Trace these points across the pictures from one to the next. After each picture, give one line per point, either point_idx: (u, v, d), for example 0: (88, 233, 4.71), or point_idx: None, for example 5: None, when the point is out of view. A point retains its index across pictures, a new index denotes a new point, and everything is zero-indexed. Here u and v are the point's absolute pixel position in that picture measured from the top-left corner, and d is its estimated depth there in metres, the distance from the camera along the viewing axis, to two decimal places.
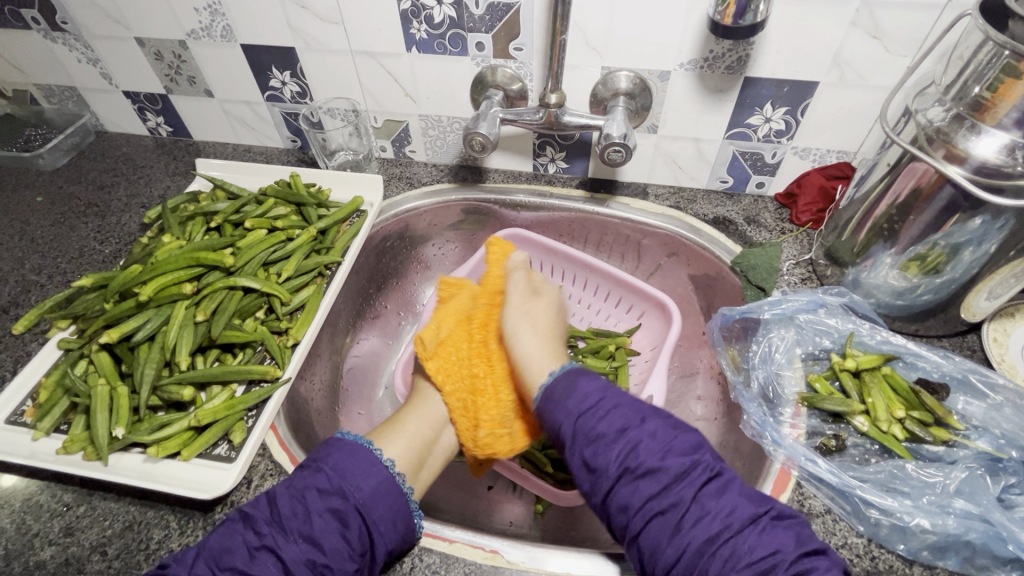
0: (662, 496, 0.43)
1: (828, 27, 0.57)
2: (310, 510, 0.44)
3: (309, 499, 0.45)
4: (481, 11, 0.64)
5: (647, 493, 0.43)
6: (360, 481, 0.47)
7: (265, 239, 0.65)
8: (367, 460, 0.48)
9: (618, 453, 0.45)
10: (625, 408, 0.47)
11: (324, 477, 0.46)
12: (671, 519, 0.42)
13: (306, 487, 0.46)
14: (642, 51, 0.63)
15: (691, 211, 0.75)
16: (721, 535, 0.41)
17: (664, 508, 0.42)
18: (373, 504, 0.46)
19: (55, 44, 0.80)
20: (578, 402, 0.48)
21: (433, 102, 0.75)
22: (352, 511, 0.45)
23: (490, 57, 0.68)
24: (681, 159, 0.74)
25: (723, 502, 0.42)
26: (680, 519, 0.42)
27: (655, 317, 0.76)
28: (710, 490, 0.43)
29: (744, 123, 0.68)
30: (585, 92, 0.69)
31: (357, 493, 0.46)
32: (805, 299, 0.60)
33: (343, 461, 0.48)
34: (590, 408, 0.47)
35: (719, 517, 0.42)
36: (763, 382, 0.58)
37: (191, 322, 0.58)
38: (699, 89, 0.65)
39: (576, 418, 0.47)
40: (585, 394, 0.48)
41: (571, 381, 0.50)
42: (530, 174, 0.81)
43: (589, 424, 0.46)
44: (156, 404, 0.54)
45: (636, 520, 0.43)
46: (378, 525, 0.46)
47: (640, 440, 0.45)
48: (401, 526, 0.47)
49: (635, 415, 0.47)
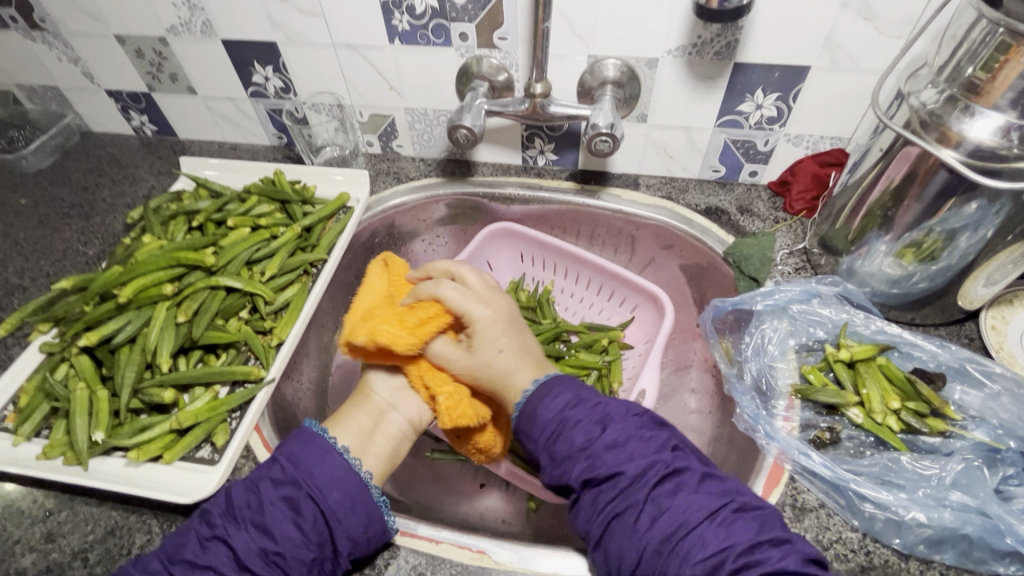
0: (620, 500, 0.43)
1: (818, 9, 0.56)
2: (262, 498, 0.44)
3: (262, 489, 0.45)
4: (463, 0, 0.62)
5: (607, 497, 0.43)
6: (313, 469, 0.46)
7: (249, 238, 0.64)
8: (321, 447, 0.47)
9: (578, 468, 0.45)
10: (587, 419, 0.46)
11: (280, 466, 0.46)
12: (628, 521, 0.42)
13: (261, 478, 0.45)
14: (628, 38, 0.62)
15: (683, 201, 0.74)
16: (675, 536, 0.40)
17: (619, 511, 0.42)
18: (330, 491, 0.45)
19: (34, 43, 0.79)
20: (544, 423, 0.47)
21: (419, 95, 0.73)
22: (305, 499, 0.44)
23: (474, 48, 0.67)
24: (673, 149, 0.73)
25: (680, 500, 0.42)
26: (636, 519, 0.42)
27: (648, 310, 0.75)
28: (664, 489, 0.42)
29: (735, 110, 0.66)
30: (573, 82, 0.68)
31: (313, 480, 0.45)
32: (798, 289, 0.59)
33: (298, 451, 0.47)
34: (558, 420, 0.47)
35: (675, 515, 0.41)
36: (756, 375, 0.57)
37: (173, 323, 0.56)
38: (687, 76, 0.64)
39: (542, 436, 0.47)
40: (548, 414, 0.47)
41: (546, 390, 0.49)
42: (520, 166, 0.80)
43: (551, 440, 0.46)
44: (138, 407, 0.53)
45: (596, 522, 0.43)
46: (334, 513, 0.44)
47: (600, 450, 0.45)
48: (363, 511, 0.45)
49: (597, 424, 0.46)
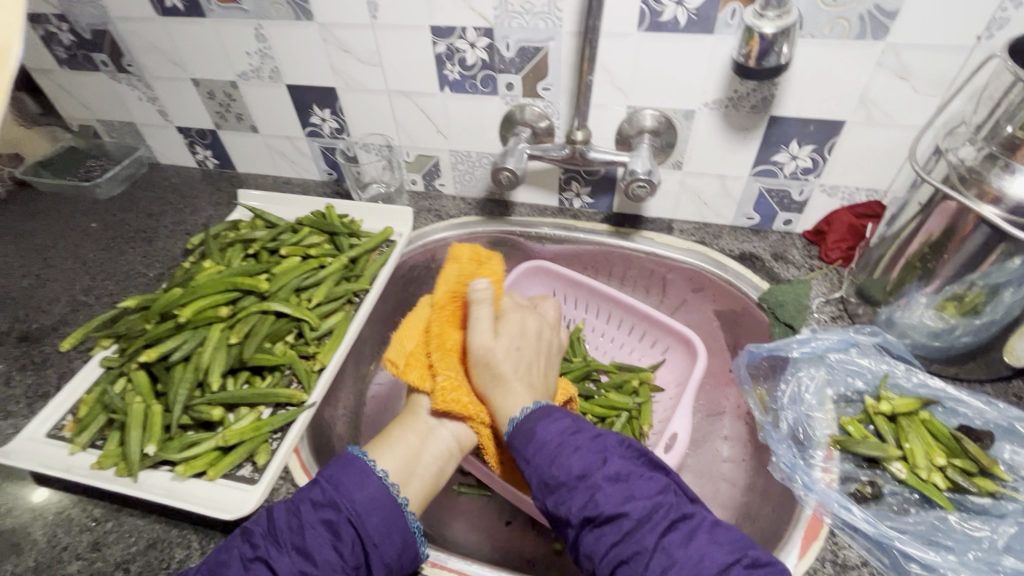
0: (624, 544, 0.43)
1: (853, 68, 0.58)
2: (302, 522, 0.45)
3: (303, 513, 0.45)
4: (512, 54, 0.67)
5: (609, 540, 0.44)
6: (353, 493, 0.47)
7: (298, 266, 0.67)
8: (360, 471, 0.48)
9: (572, 498, 0.45)
10: (584, 449, 0.47)
11: (322, 487, 0.47)
12: (636, 567, 0.42)
13: (300, 501, 0.46)
14: (666, 92, 0.65)
15: (716, 246, 0.75)
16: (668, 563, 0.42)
17: (626, 557, 0.43)
18: (368, 515, 0.46)
19: (119, 84, 0.87)
20: (539, 451, 0.48)
21: (464, 138, 0.78)
22: (344, 523, 0.45)
23: (519, 97, 0.71)
24: (707, 196, 0.75)
25: (692, 549, 0.42)
26: (645, 567, 0.42)
27: (680, 353, 0.75)
28: (672, 537, 0.43)
29: (770, 160, 0.68)
30: (611, 130, 0.71)
31: (354, 502, 0.46)
32: (835, 338, 0.59)
33: (338, 473, 0.48)
34: (552, 449, 0.48)
35: (686, 565, 0.42)
36: (792, 423, 0.56)
37: (224, 344, 0.59)
38: (722, 127, 0.67)
39: (537, 465, 0.48)
40: (546, 440, 0.48)
41: (535, 418, 0.50)
42: (556, 208, 0.83)
43: (543, 472, 0.47)
44: (186, 423, 0.55)
45: (603, 565, 0.44)
46: (371, 538, 0.46)
47: (599, 486, 0.45)
48: (397, 533, 0.47)
49: (594, 456, 0.47)
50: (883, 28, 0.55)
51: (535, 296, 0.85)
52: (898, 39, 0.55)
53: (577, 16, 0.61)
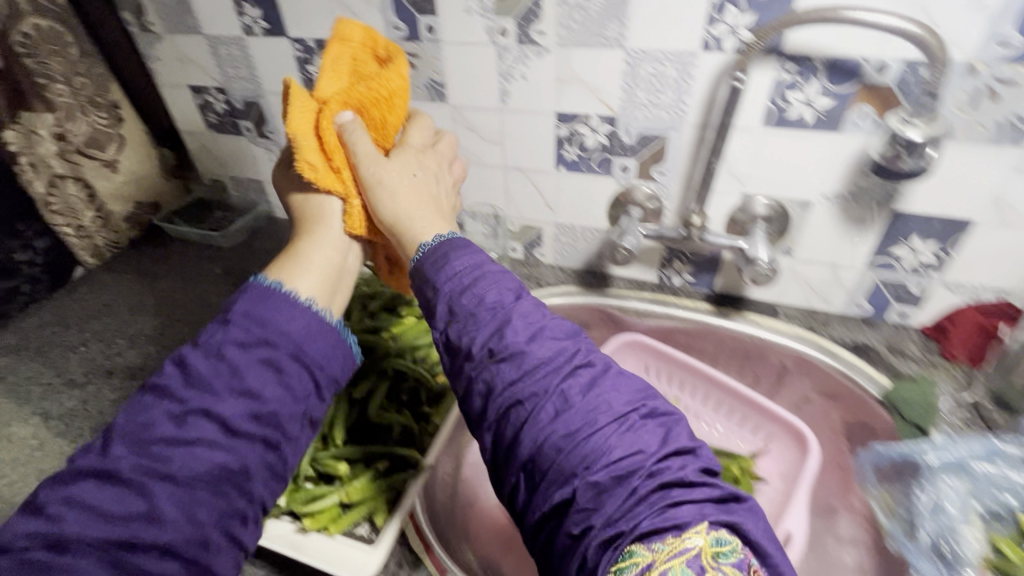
0: (523, 384, 0.41)
1: (987, 172, 0.58)
2: (238, 363, 0.45)
3: (233, 357, 0.45)
4: (631, 140, 0.71)
5: (550, 413, 0.39)
6: (283, 325, 0.47)
7: (415, 326, 0.69)
8: (283, 300, 0.49)
9: (509, 372, 0.42)
10: (532, 319, 0.44)
11: (240, 321, 0.46)
12: (551, 405, 0.39)
13: (223, 341, 0.45)
14: (785, 183, 0.67)
15: (826, 333, 0.74)
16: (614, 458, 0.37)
17: (559, 409, 0.39)
18: (308, 345, 0.48)
19: (256, 147, 0.97)
20: (452, 278, 0.46)
21: (571, 213, 0.81)
22: (283, 358, 0.46)
23: (632, 179, 0.74)
24: (816, 282, 0.74)
25: (589, 399, 0.39)
26: (566, 436, 0.38)
27: (786, 444, 0.72)
28: (665, 469, 0.37)
29: (889, 253, 0.68)
30: (723, 215, 0.73)
31: (294, 333, 0.47)
32: (977, 444, 0.56)
33: (259, 308, 0.47)
34: (466, 296, 0.45)
35: (621, 452, 0.37)
36: (934, 536, 0.53)
37: (349, 399, 0.61)
38: (840, 219, 0.67)
39: (457, 289, 0.46)
40: (462, 266, 0.47)
41: (443, 254, 0.48)
42: (655, 283, 0.84)
43: (480, 317, 0.44)
44: (309, 475, 0.57)
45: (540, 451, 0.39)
46: (315, 362, 0.48)
47: (544, 334, 0.43)
48: (311, 373, 0.48)
49: (565, 336, 0.43)
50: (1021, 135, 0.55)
51: (627, 367, 0.83)
52: None
53: (702, 110, 0.65)
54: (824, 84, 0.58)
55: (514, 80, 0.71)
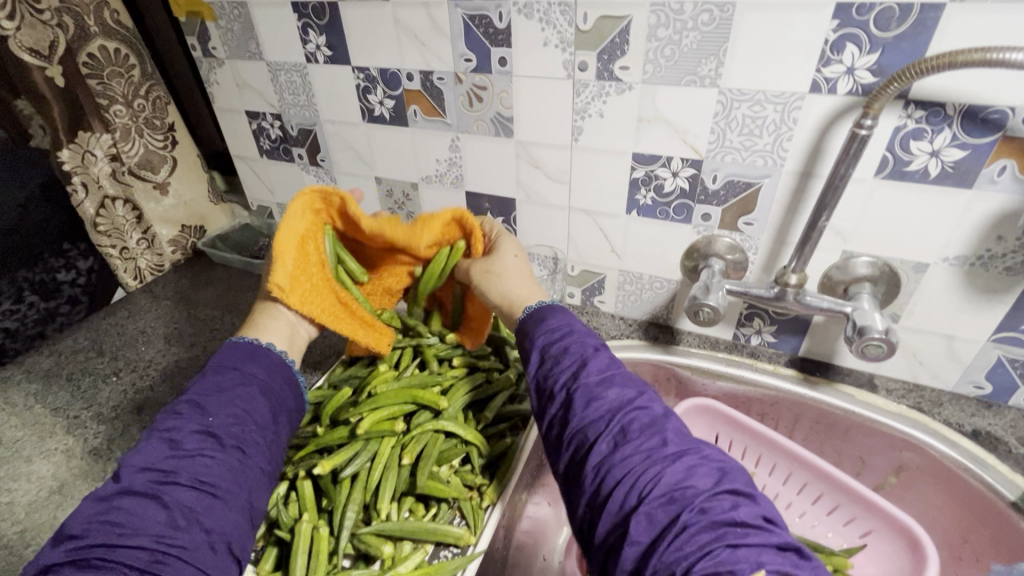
0: (612, 428, 0.41)
1: None
2: (208, 402, 0.45)
3: (204, 398, 0.45)
4: (717, 186, 0.64)
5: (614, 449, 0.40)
6: (247, 366, 0.49)
7: (469, 380, 0.62)
8: (249, 350, 0.50)
9: (581, 406, 0.43)
10: (606, 371, 0.45)
11: (204, 375, 0.48)
12: (620, 443, 0.40)
13: (193, 391, 0.46)
14: (898, 242, 0.59)
15: (937, 416, 0.64)
16: (664, 493, 0.37)
17: (624, 441, 0.40)
18: (271, 381, 0.50)
19: (307, 175, 0.94)
20: (547, 332, 0.49)
21: (640, 260, 0.75)
22: (251, 391, 0.48)
23: (714, 228, 0.67)
24: (924, 355, 0.65)
25: (657, 442, 0.40)
26: (631, 476, 0.38)
27: (891, 544, 0.62)
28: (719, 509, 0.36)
29: (1020, 328, 0.58)
30: (817, 273, 0.65)
31: (251, 373, 0.48)
32: None
33: (226, 359, 0.49)
34: (546, 348, 0.48)
35: (675, 492, 0.37)
36: None
37: (396, 464, 0.54)
38: (962, 286, 0.58)
39: (546, 341, 0.49)
40: (555, 324, 0.50)
41: (541, 312, 0.51)
42: (729, 342, 0.76)
43: (558, 364, 0.46)
44: (348, 553, 0.50)
45: (604, 486, 0.40)
46: (275, 395, 0.49)
47: (616, 381, 0.44)
48: (272, 405, 0.48)
49: (643, 391, 0.44)
50: None
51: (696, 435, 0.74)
52: None
53: (804, 157, 0.58)
54: (957, 132, 0.51)
55: (589, 117, 0.66)
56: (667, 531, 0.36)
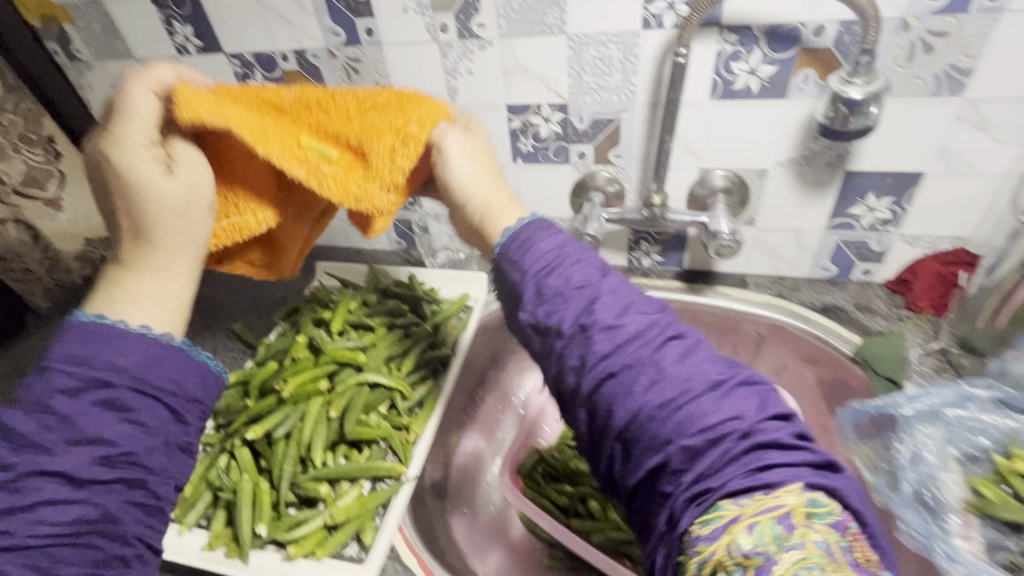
0: (609, 359, 0.36)
1: (931, 123, 0.59)
2: (64, 412, 0.37)
3: (57, 406, 0.37)
4: (585, 125, 0.70)
5: (636, 380, 0.35)
6: (113, 358, 0.39)
7: (387, 336, 0.68)
8: (109, 334, 0.40)
9: (600, 344, 0.37)
10: (574, 303, 0.39)
11: (47, 373, 0.38)
12: (625, 379, 0.35)
13: (43, 393, 0.37)
14: (740, 154, 0.67)
15: (795, 299, 0.74)
16: (672, 404, 0.34)
17: (620, 370, 0.36)
18: (150, 373, 0.40)
19: None
20: (537, 257, 0.42)
21: (534, 204, 0.81)
22: (124, 392, 0.39)
23: (590, 164, 0.74)
24: (781, 250, 0.75)
25: (688, 366, 0.36)
26: (671, 410, 0.34)
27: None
28: (769, 428, 0.33)
29: (846, 213, 0.69)
30: (683, 192, 0.73)
31: (119, 367, 0.39)
32: (948, 392, 0.55)
33: (79, 347, 0.39)
34: (531, 275, 0.41)
35: (729, 415, 0.34)
36: (916, 486, 0.53)
37: (324, 418, 0.59)
38: (797, 183, 0.68)
39: (535, 272, 0.41)
40: (546, 248, 0.42)
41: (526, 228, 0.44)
42: (624, 267, 0.84)
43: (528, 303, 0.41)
44: (291, 501, 0.55)
45: (629, 422, 0.35)
46: (157, 387, 0.40)
47: (598, 297, 0.39)
48: (154, 405, 0.40)
49: (622, 303, 0.38)
50: (959, 84, 0.56)
51: None
52: (975, 95, 0.57)
53: (650, 88, 0.65)
54: (766, 52, 0.59)
55: (460, 76, 0.70)
56: (682, 438, 0.33)
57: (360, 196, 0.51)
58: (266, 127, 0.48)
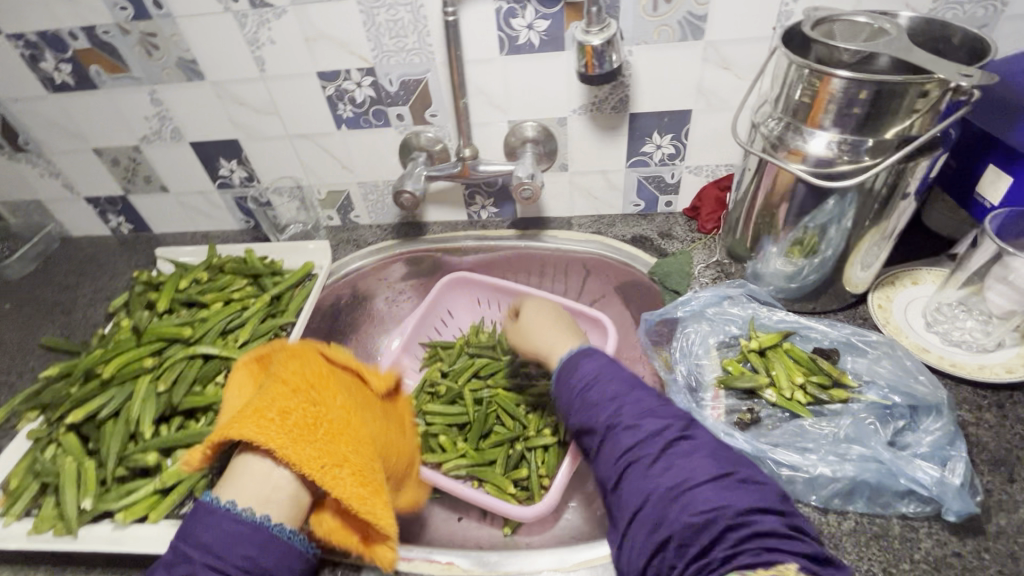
0: (635, 449, 0.44)
1: (685, 64, 0.68)
2: None
3: None
4: (395, 88, 0.73)
5: (624, 445, 0.44)
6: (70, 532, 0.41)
7: (223, 311, 0.70)
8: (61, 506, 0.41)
9: (622, 441, 0.45)
10: (602, 442, 0.46)
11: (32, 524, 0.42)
12: (645, 463, 0.43)
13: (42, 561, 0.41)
14: (540, 105, 0.73)
15: (611, 234, 0.84)
16: (680, 485, 0.41)
17: (635, 456, 0.43)
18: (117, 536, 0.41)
19: (18, 164, 0.87)
20: (579, 376, 0.51)
21: (369, 169, 0.83)
22: None
23: (411, 125, 0.77)
24: (596, 191, 0.83)
25: (655, 444, 0.44)
26: (670, 483, 0.41)
27: (595, 337, 0.80)
28: (703, 489, 0.40)
29: (639, 151, 0.77)
30: (498, 145, 0.78)
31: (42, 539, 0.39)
32: (709, 294, 0.66)
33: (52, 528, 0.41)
34: (571, 394, 0.51)
35: (678, 472, 0.42)
36: (686, 373, 0.62)
37: (153, 394, 0.61)
38: (593, 128, 0.75)
39: (579, 387, 0.50)
40: (589, 369, 0.51)
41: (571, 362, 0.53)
42: (466, 222, 0.89)
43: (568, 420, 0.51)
44: (122, 474, 0.57)
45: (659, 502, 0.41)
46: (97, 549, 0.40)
47: (625, 403, 0.47)
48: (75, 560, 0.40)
49: (629, 382, 0.49)
50: (699, 29, 0.65)
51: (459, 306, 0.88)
52: (713, 38, 0.66)
53: (445, 47, 0.69)
54: (536, 7, 0.64)
55: (263, 45, 0.70)
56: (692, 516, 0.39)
57: (326, 373, 0.55)
58: (294, 365, 0.54)
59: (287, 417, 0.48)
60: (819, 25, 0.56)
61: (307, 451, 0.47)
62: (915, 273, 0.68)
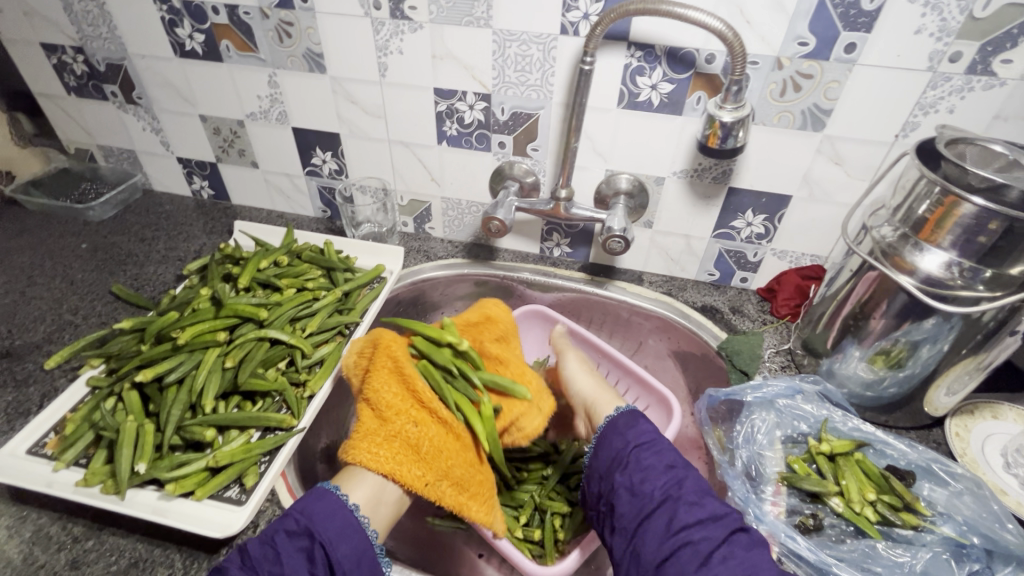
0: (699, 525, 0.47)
1: (797, 152, 0.68)
2: (280, 552, 0.47)
3: (278, 542, 0.47)
4: (506, 117, 0.75)
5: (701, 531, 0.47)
6: (326, 522, 0.49)
7: (295, 297, 0.71)
8: (334, 504, 0.51)
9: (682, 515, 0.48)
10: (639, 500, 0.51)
11: (287, 518, 0.49)
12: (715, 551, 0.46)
13: (274, 530, 0.48)
14: (642, 161, 0.74)
15: (681, 298, 0.83)
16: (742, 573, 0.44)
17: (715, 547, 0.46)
18: (338, 543, 0.49)
19: (126, 114, 0.90)
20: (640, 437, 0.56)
21: (456, 187, 0.85)
22: (318, 549, 0.48)
23: (509, 154, 0.78)
24: (674, 253, 0.83)
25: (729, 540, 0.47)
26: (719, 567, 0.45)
27: (656, 412, 0.77)
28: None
29: (729, 225, 0.77)
30: (590, 190, 0.79)
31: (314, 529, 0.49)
32: (783, 384, 0.64)
33: (311, 505, 0.50)
34: (633, 448, 0.55)
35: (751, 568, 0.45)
36: (746, 461, 0.61)
37: (219, 368, 0.62)
38: (689, 193, 0.75)
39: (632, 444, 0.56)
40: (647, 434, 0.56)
41: (634, 416, 0.58)
42: (537, 255, 0.90)
43: (613, 477, 0.54)
44: (176, 444, 0.57)
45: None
46: (341, 565, 0.48)
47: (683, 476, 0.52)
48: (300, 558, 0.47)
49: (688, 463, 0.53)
50: (821, 122, 0.65)
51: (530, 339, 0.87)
52: (833, 132, 0.66)
53: (566, 91, 0.70)
54: (666, 70, 0.65)
55: (391, 53, 0.73)
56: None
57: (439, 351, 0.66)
58: (386, 383, 0.60)
59: (385, 439, 0.57)
60: (952, 145, 0.56)
61: (408, 470, 0.56)
62: (995, 406, 0.66)
